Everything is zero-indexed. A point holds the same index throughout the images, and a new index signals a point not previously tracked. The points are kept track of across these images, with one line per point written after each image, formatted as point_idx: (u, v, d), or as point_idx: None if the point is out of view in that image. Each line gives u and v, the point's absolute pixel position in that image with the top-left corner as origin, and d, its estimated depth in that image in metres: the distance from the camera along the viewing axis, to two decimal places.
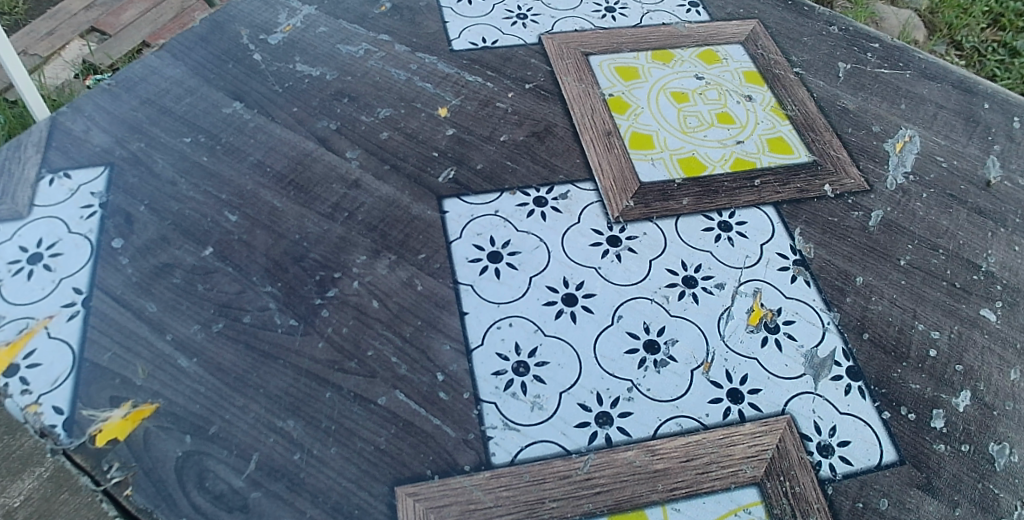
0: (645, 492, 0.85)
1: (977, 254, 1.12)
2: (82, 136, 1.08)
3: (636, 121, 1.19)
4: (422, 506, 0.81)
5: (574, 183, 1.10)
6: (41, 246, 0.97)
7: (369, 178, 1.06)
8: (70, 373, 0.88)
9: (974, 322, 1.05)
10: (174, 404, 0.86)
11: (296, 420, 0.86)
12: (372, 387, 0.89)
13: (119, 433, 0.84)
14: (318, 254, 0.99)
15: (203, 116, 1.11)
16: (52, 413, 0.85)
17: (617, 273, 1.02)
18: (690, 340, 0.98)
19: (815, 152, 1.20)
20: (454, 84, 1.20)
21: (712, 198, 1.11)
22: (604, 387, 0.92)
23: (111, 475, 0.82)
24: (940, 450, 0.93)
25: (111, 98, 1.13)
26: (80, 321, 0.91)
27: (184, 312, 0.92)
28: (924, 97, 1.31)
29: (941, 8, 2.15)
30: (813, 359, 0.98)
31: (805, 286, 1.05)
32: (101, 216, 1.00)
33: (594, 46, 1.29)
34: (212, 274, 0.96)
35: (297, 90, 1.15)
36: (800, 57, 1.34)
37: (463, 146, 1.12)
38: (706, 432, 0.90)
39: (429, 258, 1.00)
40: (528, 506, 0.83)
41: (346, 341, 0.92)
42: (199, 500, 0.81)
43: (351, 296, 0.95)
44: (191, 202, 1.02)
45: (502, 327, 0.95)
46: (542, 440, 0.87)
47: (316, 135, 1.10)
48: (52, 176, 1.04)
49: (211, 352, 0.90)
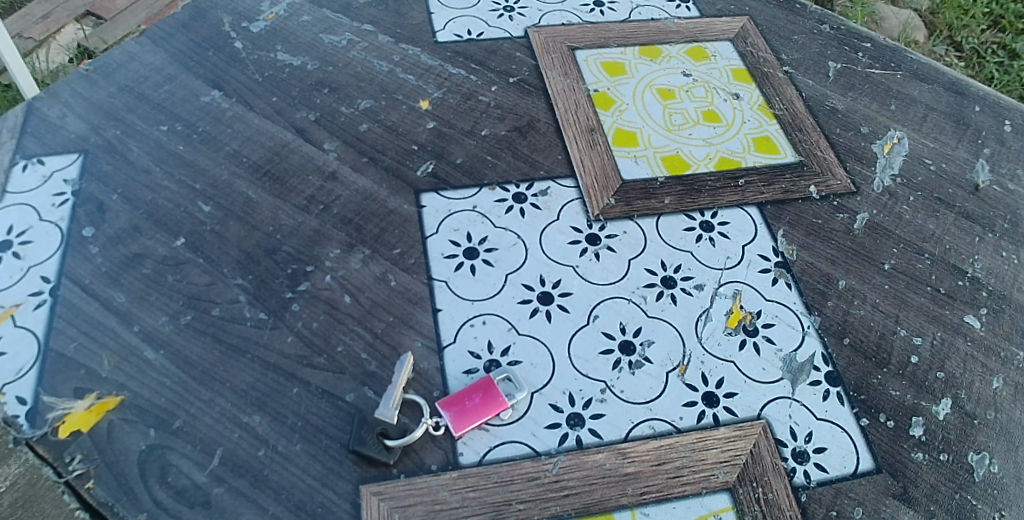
0: (614, 496, 0.84)
1: (963, 260, 1.11)
2: (57, 122, 1.07)
3: (620, 118, 1.17)
4: (387, 506, 0.80)
5: (555, 180, 1.09)
6: (12, 234, 0.96)
7: (346, 171, 1.05)
8: (35, 363, 0.86)
9: (957, 329, 1.04)
10: (139, 397, 0.85)
11: (262, 415, 0.85)
12: (341, 383, 0.87)
13: (82, 425, 0.83)
14: (291, 246, 0.97)
15: (181, 104, 1.10)
16: (16, 403, 0.84)
17: (594, 272, 1.01)
18: (666, 342, 0.96)
19: (802, 153, 1.18)
20: (437, 76, 1.18)
21: (694, 198, 1.10)
22: (577, 388, 0.91)
23: (73, 467, 0.81)
24: (917, 458, 0.92)
25: (88, 84, 1.11)
26: (47, 310, 0.90)
27: (153, 303, 0.91)
28: (915, 99, 1.30)
29: (942, 9, 2.12)
30: (791, 364, 0.97)
31: (786, 289, 1.04)
32: (73, 204, 0.99)
33: (581, 40, 1.27)
34: (183, 266, 0.94)
35: (277, 80, 1.14)
36: (791, 55, 1.32)
37: (443, 140, 1.10)
38: (679, 435, 0.89)
39: (404, 254, 0.99)
40: (495, 507, 0.82)
41: (316, 336, 0.90)
42: (161, 495, 0.80)
43: (323, 290, 0.94)
44: (164, 192, 1.01)
45: (476, 324, 0.94)
46: (512, 441, 0.86)
47: (295, 126, 1.09)
48: (25, 162, 1.02)
49: (179, 344, 0.89)
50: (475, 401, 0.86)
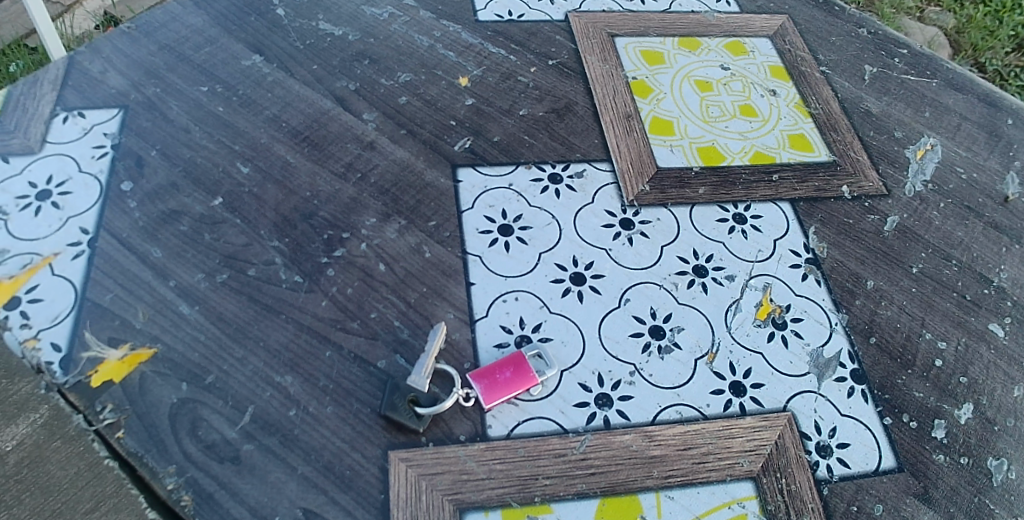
0: (639, 477, 0.84)
1: (990, 269, 1.11)
2: (98, 77, 1.07)
3: (658, 106, 1.18)
4: (414, 472, 0.80)
5: (591, 163, 1.09)
6: (51, 183, 0.97)
7: (385, 141, 1.05)
8: (70, 311, 0.87)
9: (982, 336, 1.04)
10: (172, 350, 0.85)
11: (294, 377, 0.85)
12: (373, 349, 0.88)
13: (114, 375, 0.83)
14: (328, 212, 0.98)
15: (222, 67, 1.10)
16: (50, 349, 0.84)
17: (627, 256, 1.01)
18: (695, 329, 0.97)
19: (836, 153, 1.18)
20: (477, 54, 1.18)
21: (728, 190, 1.10)
22: (606, 369, 0.91)
23: (104, 416, 0.81)
24: (939, 460, 0.92)
25: (130, 41, 1.11)
26: (84, 260, 0.90)
27: (189, 260, 0.92)
28: (949, 107, 1.29)
29: (967, 29, 2.11)
30: (818, 359, 0.97)
31: (815, 285, 1.04)
32: (113, 158, 0.99)
33: (621, 27, 1.28)
34: (220, 225, 0.95)
35: (318, 48, 1.14)
36: (827, 56, 1.32)
37: (481, 117, 1.10)
38: (706, 422, 0.89)
39: (439, 226, 0.99)
40: (521, 480, 0.82)
41: (350, 302, 0.91)
42: (190, 448, 0.80)
43: (358, 258, 0.94)
44: (203, 151, 1.01)
45: (508, 300, 0.94)
46: (540, 417, 0.86)
47: (334, 94, 1.09)
48: (66, 114, 1.03)
49: (213, 301, 0.89)
50: (506, 375, 0.86)
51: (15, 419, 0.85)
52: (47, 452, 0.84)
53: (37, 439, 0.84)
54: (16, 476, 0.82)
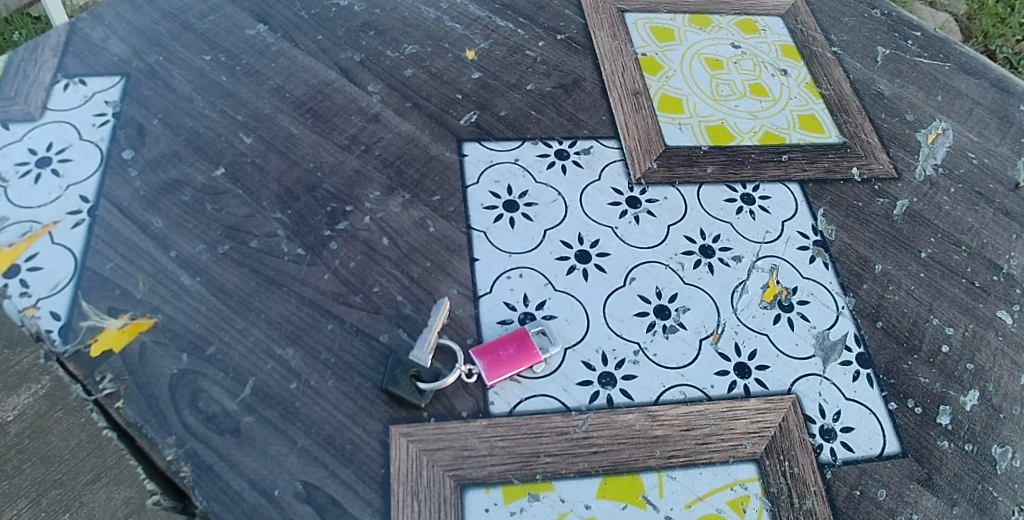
0: (642, 457, 0.83)
1: (999, 255, 1.10)
2: (100, 44, 1.05)
3: (667, 84, 1.16)
4: (415, 447, 0.80)
5: (598, 140, 1.08)
6: (51, 151, 0.95)
7: (389, 114, 1.04)
8: (70, 279, 0.86)
9: (990, 323, 1.03)
10: (173, 321, 0.84)
11: (295, 349, 0.84)
12: (375, 323, 0.87)
13: (113, 344, 0.82)
14: (331, 185, 0.96)
15: (225, 35, 1.08)
16: (49, 318, 0.83)
17: (633, 234, 1.00)
18: (701, 310, 0.96)
19: (846, 135, 1.16)
20: (484, 28, 1.16)
21: (737, 169, 1.09)
22: (610, 347, 0.91)
23: (104, 386, 0.80)
24: (943, 446, 0.91)
25: (132, 9, 1.10)
26: (84, 229, 0.89)
27: (190, 231, 0.91)
28: (961, 91, 1.27)
29: (979, 16, 2.08)
30: (824, 342, 0.96)
31: (823, 268, 1.03)
32: (114, 126, 0.98)
33: (631, 3, 1.26)
34: (222, 195, 0.94)
35: (323, 18, 1.12)
36: (840, 36, 1.30)
37: (488, 91, 1.09)
38: (710, 403, 0.88)
39: (444, 201, 0.98)
40: (523, 458, 0.81)
41: (352, 275, 0.90)
42: (190, 419, 0.79)
43: (362, 231, 0.93)
44: (206, 120, 0.99)
45: (512, 277, 0.93)
46: (543, 394, 0.86)
47: (339, 65, 1.07)
48: (67, 82, 1.01)
49: (215, 273, 0.88)
50: (509, 352, 0.85)
51: (16, 389, 0.89)
52: (48, 422, 0.88)
53: (40, 408, 0.89)
54: (17, 445, 0.88)
